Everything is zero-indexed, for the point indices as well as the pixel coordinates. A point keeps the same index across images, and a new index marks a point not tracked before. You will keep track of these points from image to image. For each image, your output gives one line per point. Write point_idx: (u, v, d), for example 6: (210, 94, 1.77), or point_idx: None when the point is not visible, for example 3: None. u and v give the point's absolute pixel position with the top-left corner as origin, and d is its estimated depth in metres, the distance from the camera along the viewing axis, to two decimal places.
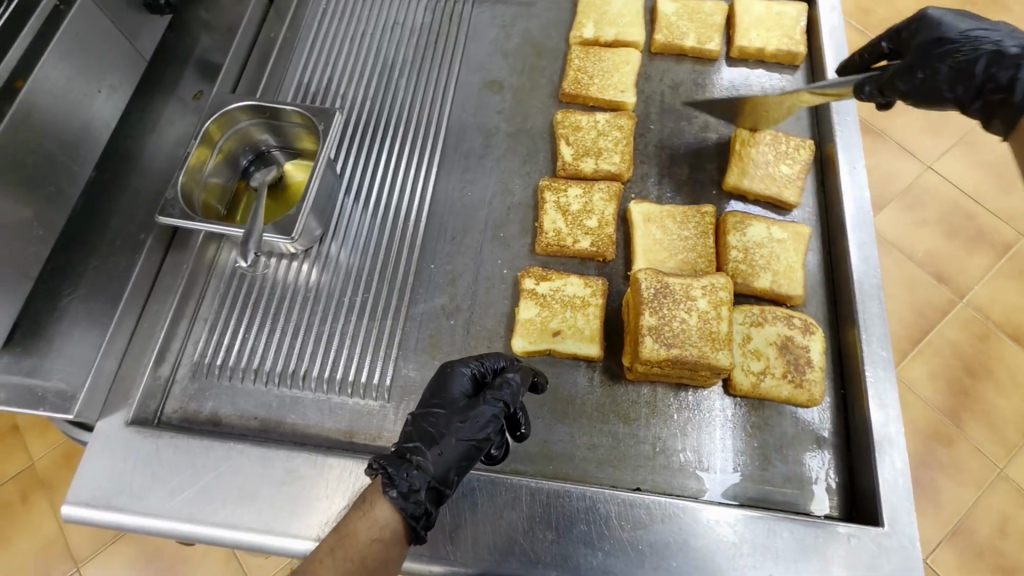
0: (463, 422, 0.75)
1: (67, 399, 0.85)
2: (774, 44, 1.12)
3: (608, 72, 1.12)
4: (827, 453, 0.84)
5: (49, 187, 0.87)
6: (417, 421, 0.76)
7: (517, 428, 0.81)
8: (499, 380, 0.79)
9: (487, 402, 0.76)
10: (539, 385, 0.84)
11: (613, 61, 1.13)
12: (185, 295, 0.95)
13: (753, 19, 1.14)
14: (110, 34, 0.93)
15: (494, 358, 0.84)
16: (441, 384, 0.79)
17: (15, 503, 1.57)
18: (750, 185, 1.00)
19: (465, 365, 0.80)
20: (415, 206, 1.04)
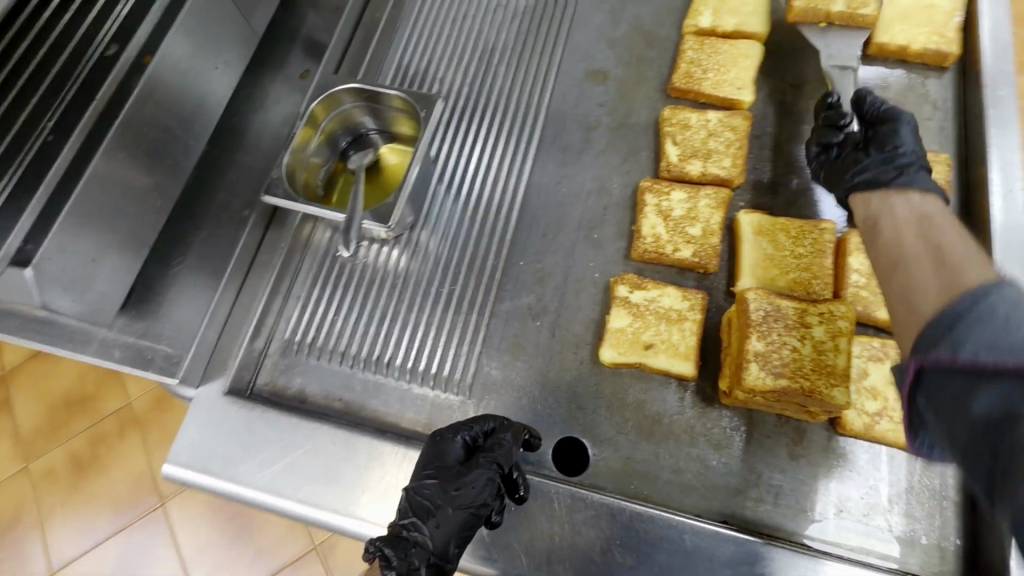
0: (457, 490, 0.73)
1: (174, 363, 0.90)
2: (921, 41, 0.99)
3: (724, 66, 1.03)
4: (948, 512, 0.75)
5: (168, 160, 0.91)
6: (412, 494, 0.74)
7: (515, 489, 0.76)
8: (492, 442, 0.75)
9: (482, 467, 0.73)
10: (534, 442, 0.79)
11: (731, 54, 1.04)
12: (281, 273, 0.98)
13: (899, 11, 1.01)
14: (228, 12, 0.95)
15: (485, 418, 0.79)
16: (434, 453, 0.76)
17: (111, 437, 1.71)
18: None
19: (457, 432, 0.76)
20: (507, 199, 1.01)
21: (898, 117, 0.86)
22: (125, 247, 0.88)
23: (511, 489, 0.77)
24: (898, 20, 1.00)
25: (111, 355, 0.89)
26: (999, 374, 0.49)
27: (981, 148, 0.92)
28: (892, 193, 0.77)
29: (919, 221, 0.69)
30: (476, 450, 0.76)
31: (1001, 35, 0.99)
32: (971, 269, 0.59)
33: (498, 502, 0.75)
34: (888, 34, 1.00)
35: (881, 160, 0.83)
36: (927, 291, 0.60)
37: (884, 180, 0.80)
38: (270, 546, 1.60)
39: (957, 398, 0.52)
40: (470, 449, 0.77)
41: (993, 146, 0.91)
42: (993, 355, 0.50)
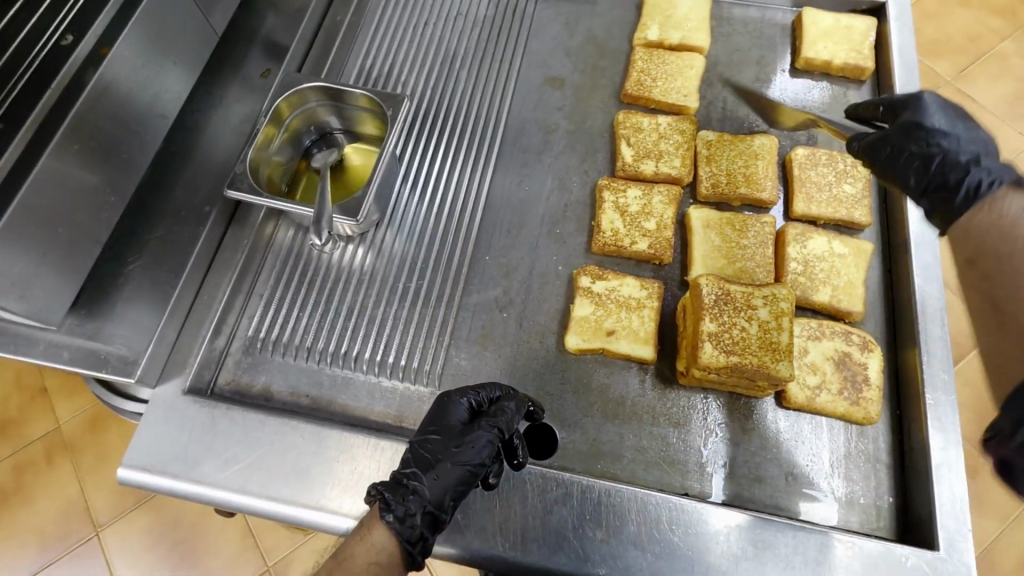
0: (458, 448, 0.74)
1: (130, 363, 0.86)
2: (842, 57, 1.11)
3: (671, 75, 1.11)
4: (881, 472, 0.83)
5: (123, 155, 0.89)
6: (415, 447, 0.76)
7: (514, 455, 0.79)
8: (495, 407, 0.78)
9: (484, 428, 0.75)
10: (537, 413, 0.82)
11: (677, 65, 1.12)
12: (243, 271, 0.97)
13: (821, 31, 1.13)
14: (187, 8, 0.95)
15: (491, 387, 0.82)
16: (439, 412, 0.78)
17: (39, 462, 1.60)
18: (818, 210, 1.00)
19: (463, 394, 0.79)
20: (472, 196, 1.04)
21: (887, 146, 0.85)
22: (76, 243, 0.84)
23: (509, 455, 0.79)
24: (823, 37, 1.12)
25: (60, 356, 0.85)
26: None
27: None
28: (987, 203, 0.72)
29: (1007, 244, 0.67)
30: (479, 415, 0.79)
31: (907, 52, 1.11)
32: None
33: (495, 465, 0.77)
34: (814, 48, 1.12)
35: (941, 176, 0.78)
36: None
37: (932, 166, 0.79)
38: (221, 568, 1.53)
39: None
40: (474, 414, 0.79)
41: None
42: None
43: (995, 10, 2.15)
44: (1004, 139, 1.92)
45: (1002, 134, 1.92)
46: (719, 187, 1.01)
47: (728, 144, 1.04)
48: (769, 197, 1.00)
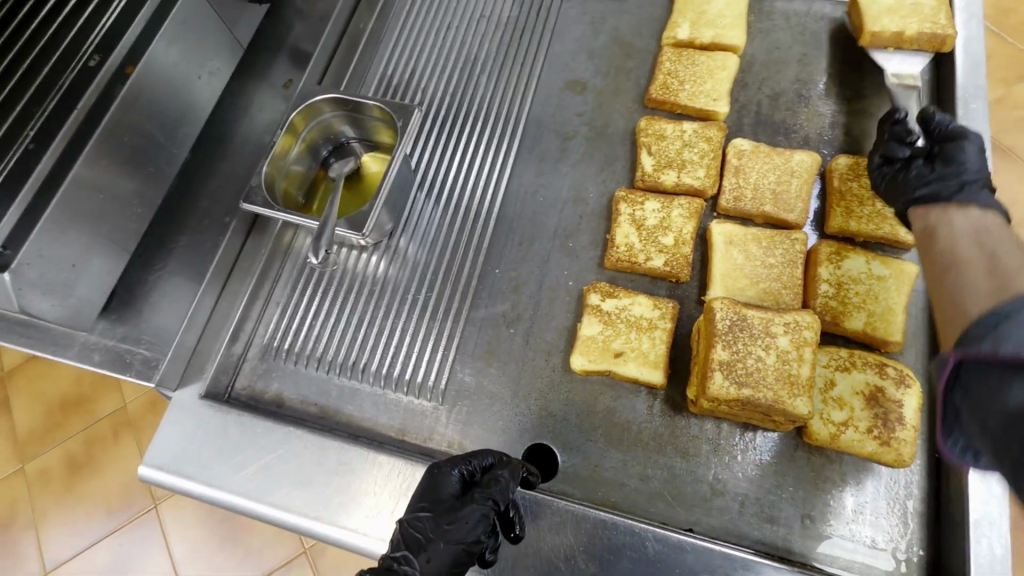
0: (451, 524, 0.71)
1: (151, 366, 0.92)
2: (913, 27, 0.98)
3: (700, 77, 1.05)
4: (912, 522, 0.75)
5: (149, 167, 0.93)
6: (405, 527, 0.71)
7: (511, 527, 0.76)
8: (489, 477, 0.74)
9: (477, 501, 0.71)
10: (533, 479, 0.78)
11: (707, 66, 1.05)
12: (260, 279, 1.00)
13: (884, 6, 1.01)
14: (212, 22, 0.97)
15: (483, 453, 0.78)
16: (429, 485, 0.74)
17: (106, 437, 1.73)
18: (858, 226, 0.91)
19: (454, 465, 0.75)
20: (485, 206, 1.02)
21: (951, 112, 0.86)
22: (107, 253, 0.89)
23: (506, 527, 0.77)
24: (889, 12, 1.01)
25: (90, 358, 0.92)
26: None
27: None
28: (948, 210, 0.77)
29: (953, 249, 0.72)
30: (472, 486, 0.75)
31: (974, 50, 0.99)
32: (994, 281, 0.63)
33: (491, 540, 0.74)
34: (886, 18, 1.00)
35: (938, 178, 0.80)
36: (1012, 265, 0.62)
37: (942, 193, 0.79)
38: (258, 549, 1.61)
39: (995, 381, 0.55)
40: (466, 485, 0.75)
41: None
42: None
43: None
44: None
45: None
46: (743, 202, 0.95)
47: (762, 156, 0.97)
48: (796, 219, 0.93)
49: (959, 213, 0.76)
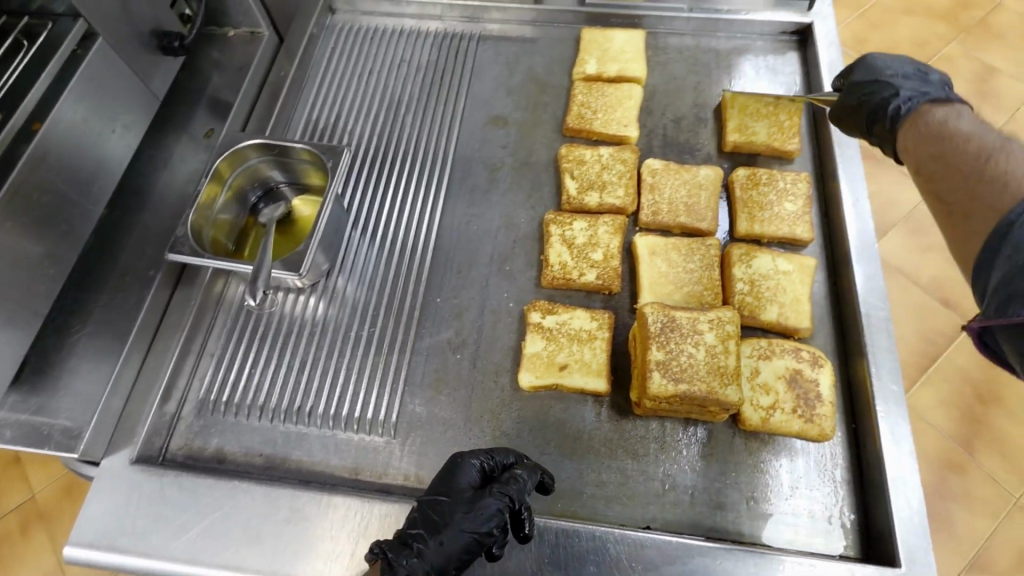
0: (466, 513, 0.73)
1: (73, 436, 0.83)
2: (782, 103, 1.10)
3: (610, 107, 1.14)
4: (840, 490, 0.82)
5: (62, 226, 0.88)
6: (423, 507, 0.75)
7: (521, 528, 0.76)
8: (508, 475, 0.76)
9: (494, 495, 0.74)
10: (550, 485, 0.80)
11: (615, 96, 1.15)
12: (192, 332, 0.95)
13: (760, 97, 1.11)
14: (125, 76, 0.96)
15: (504, 452, 0.82)
16: (450, 475, 0.77)
17: (12, 535, 1.54)
18: (761, 229, 1.01)
19: (475, 456, 0.78)
20: (421, 238, 1.05)
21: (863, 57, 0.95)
22: (17, 319, 0.83)
23: (516, 527, 0.76)
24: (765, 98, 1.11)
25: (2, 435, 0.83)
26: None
27: (831, 166, 1.05)
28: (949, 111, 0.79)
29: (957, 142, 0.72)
30: (490, 480, 0.78)
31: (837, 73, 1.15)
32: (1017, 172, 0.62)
33: (502, 537, 0.74)
34: (759, 125, 1.09)
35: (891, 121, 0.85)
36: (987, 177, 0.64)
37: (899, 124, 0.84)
38: None
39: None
40: (485, 479, 0.78)
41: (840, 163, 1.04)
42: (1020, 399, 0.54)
43: (937, 15, 2.29)
44: None
45: None
46: (660, 215, 1.03)
47: (673, 172, 1.06)
48: (708, 227, 1.02)
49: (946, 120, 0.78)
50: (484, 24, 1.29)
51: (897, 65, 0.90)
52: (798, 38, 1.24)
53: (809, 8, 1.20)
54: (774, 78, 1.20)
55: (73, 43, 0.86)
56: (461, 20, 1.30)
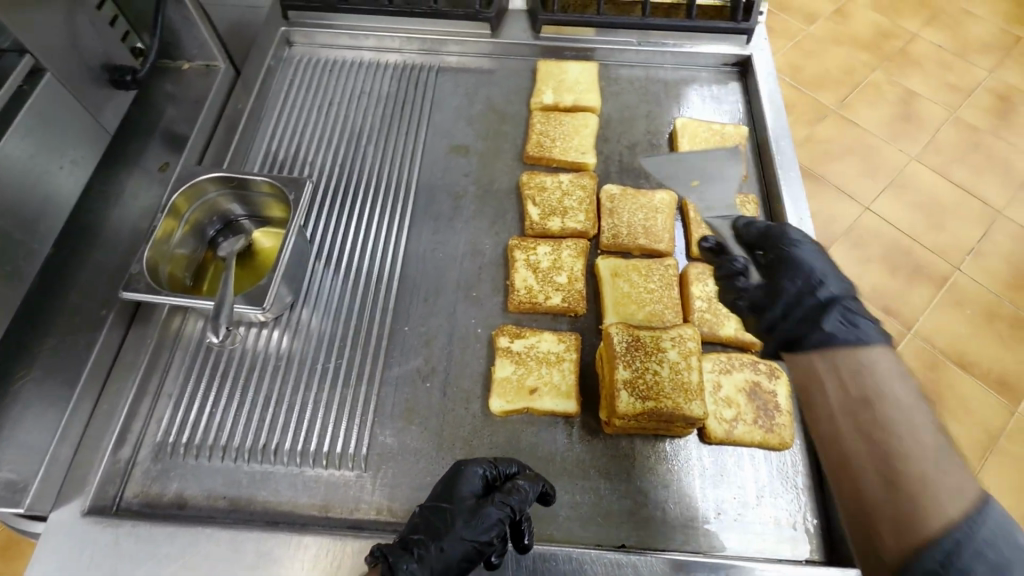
0: (468, 522, 0.74)
1: (18, 490, 0.78)
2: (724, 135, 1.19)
3: (568, 136, 1.18)
4: (803, 497, 0.86)
5: (5, 267, 0.84)
6: (426, 514, 0.76)
7: (521, 537, 0.77)
8: (510, 484, 0.77)
9: (495, 505, 0.75)
10: (549, 497, 0.80)
11: (572, 125, 1.19)
12: (148, 372, 0.92)
13: (705, 128, 1.19)
14: (74, 111, 0.93)
15: (507, 461, 0.82)
16: (453, 481, 0.78)
17: None
18: None
19: (479, 465, 0.79)
20: (387, 267, 1.05)
21: (784, 229, 0.78)
22: None
23: (516, 537, 0.77)
24: (710, 130, 1.19)
25: None
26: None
27: (775, 188, 1.12)
28: (822, 354, 0.67)
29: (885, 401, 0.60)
30: (493, 489, 0.78)
31: (775, 100, 1.23)
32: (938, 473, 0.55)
33: (501, 547, 0.76)
34: (704, 146, 1.17)
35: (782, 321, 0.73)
36: (880, 513, 0.57)
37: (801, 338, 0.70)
38: None
39: None
40: (488, 487, 0.79)
41: (783, 184, 1.11)
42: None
43: (862, 45, 2.48)
44: (886, 156, 2.19)
45: (881, 152, 2.20)
46: (620, 238, 1.07)
47: (630, 197, 1.11)
48: (666, 247, 1.06)
49: (829, 369, 0.66)
50: (443, 56, 1.33)
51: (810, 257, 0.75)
52: (739, 69, 1.32)
53: (747, 41, 1.29)
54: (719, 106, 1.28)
55: (19, 78, 0.84)
56: (420, 52, 1.33)
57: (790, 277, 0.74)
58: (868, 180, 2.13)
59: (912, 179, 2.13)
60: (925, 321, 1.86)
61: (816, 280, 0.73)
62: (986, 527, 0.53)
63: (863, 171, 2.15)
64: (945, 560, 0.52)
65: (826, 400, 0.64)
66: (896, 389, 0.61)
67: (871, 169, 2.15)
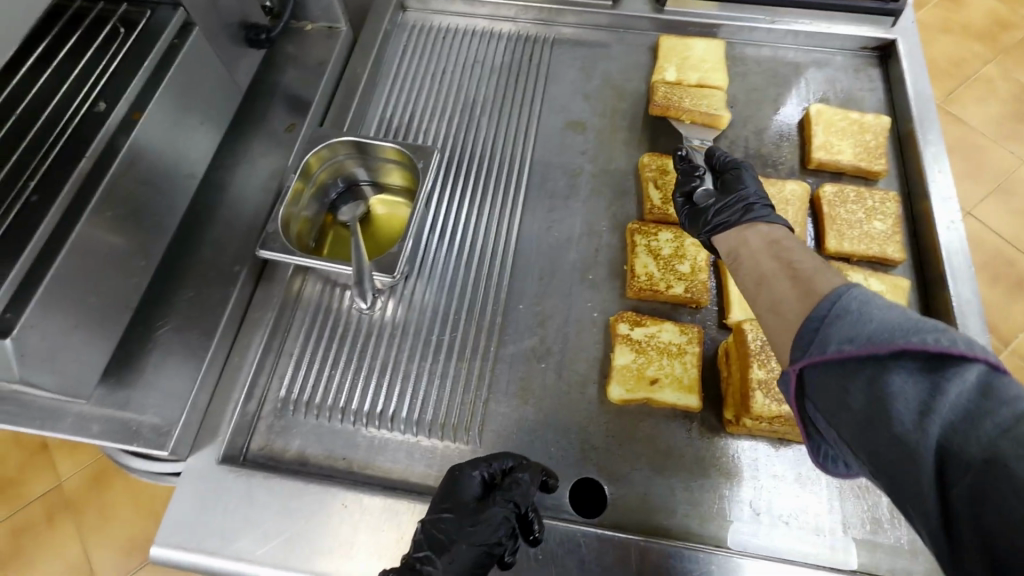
0: (474, 526, 0.73)
1: (162, 433, 0.82)
2: (868, 125, 1.10)
3: (701, 95, 1.13)
4: None
5: (152, 218, 0.86)
6: (427, 527, 0.74)
7: (530, 530, 0.75)
8: (509, 480, 0.75)
9: (498, 503, 0.73)
10: (551, 483, 0.79)
11: (704, 88, 1.15)
12: (273, 330, 0.94)
13: (845, 117, 1.10)
14: (215, 67, 0.94)
15: (503, 457, 0.80)
16: (451, 488, 0.76)
17: (40, 524, 1.51)
18: (851, 247, 0.99)
19: (474, 467, 0.77)
20: (502, 243, 1.03)
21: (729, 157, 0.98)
22: (110, 310, 0.82)
23: (526, 531, 0.77)
24: (851, 119, 1.10)
25: (89, 430, 0.81)
26: (874, 341, 0.50)
27: (921, 187, 1.04)
28: (747, 230, 0.81)
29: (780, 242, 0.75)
30: (492, 489, 0.77)
31: (922, 89, 1.13)
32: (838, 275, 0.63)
33: (512, 542, 0.74)
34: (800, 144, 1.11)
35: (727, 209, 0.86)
36: (784, 300, 0.64)
37: (733, 221, 0.84)
38: None
39: (838, 391, 0.52)
40: (487, 487, 0.77)
41: (931, 183, 1.03)
42: (857, 346, 0.51)
43: (977, 34, 2.27)
44: (999, 156, 2.01)
45: (992, 153, 2.02)
46: None
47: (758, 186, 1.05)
48: None
49: (753, 239, 0.79)
50: (558, 27, 1.28)
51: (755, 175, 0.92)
52: (878, 54, 1.22)
53: (893, 24, 1.19)
54: (855, 93, 1.18)
55: (172, 33, 0.85)
56: (535, 22, 1.28)
57: (735, 182, 0.91)
58: (975, 182, 1.97)
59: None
60: None
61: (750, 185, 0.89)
62: (855, 290, 0.56)
63: (969, 170, 2.00)
64: (826, 311, 0.56)
65: (751, 252, 0.76)
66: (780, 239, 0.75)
67: (979, 170, 1.99)
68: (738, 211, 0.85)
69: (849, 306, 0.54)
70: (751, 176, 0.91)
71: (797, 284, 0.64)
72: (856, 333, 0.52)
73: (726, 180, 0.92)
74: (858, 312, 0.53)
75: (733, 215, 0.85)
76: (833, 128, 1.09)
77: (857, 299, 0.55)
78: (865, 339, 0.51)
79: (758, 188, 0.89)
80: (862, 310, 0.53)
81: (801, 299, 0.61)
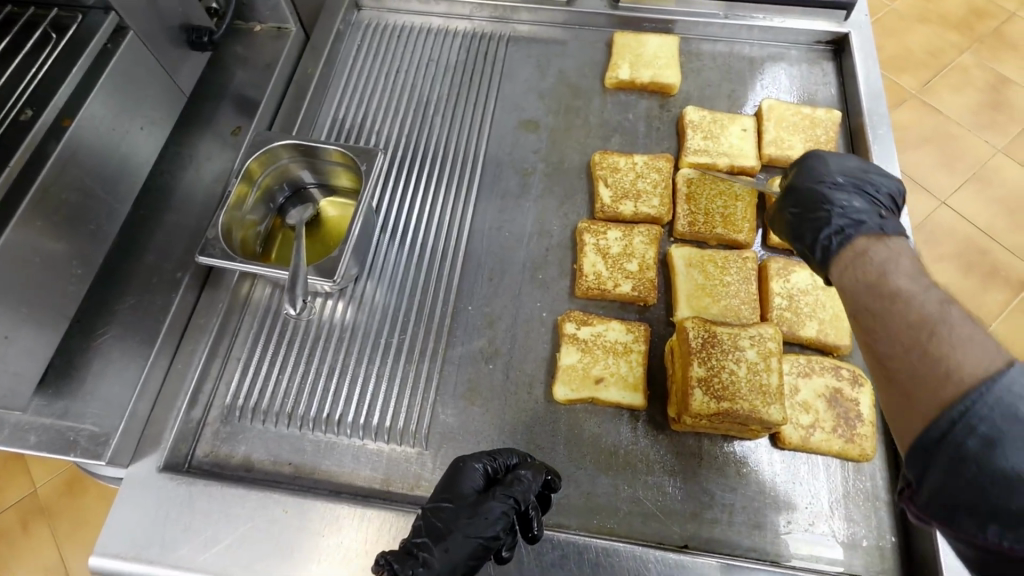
0: (470, 519, 0.71)
1: (101, 443, 0.81)
2: (818, 118, 1.10)
3: (660, 66, 1.17)
4: (881, 511, 0.83)
5: (89, 226, 0.85)
6: (427, 515, 0.73)
7: (528, 529, 0.74)
8: (511, 477, 0.75)
9: (498, 498, 0.72)
10: (554, 482, 0.79)
11: (665, 61, 1.18)
12: (219, 335, 0.93)
13: (794, 112, 1.11)
14: (153, 72, 0.92)
15: (507, 453, 0.80)
16: (452, 478, 0.75)
17: (14, 532, 1.50)
18: None
19: (478, 459, 0.76)
20: (452, 243, 1.03)
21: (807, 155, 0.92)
22: (43, 320, 0.81)
23: (525, 528, 0.75)
24: (800, 113, 1.11)
25: (27, 440, 0.81)
26: (1000, 522, 0.48)
27: None
28: (853, 257, 0.72)
29: (880, 288, 0.64)
30: (495, 483, 0.76)
31: (874, 83, 1.14)
32: (957, 349, 0.54)
33: (509, 538, 0.73)
34: (727, 138, 1.10)
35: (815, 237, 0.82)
36: (892, 410, 0.59)
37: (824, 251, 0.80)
38: None
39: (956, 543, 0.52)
40: (490, 481, 0.76)
41: None
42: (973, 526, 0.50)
43: (950, 24, 2.27)
44: (972, 145, 2.02)
45: (963, 143, 2.03)
46: (697, 226, 1.03)
47: (708, 183, 1.06)
48: (745, 238, 1.01)
49: (849, 270, 0.72)
50: (514, 25, 1.27)
51: (826, 176, 0.87)
52: (833, 48, 1.22)
53: (846, 18, 1.19)
54: (809, 88, 1.19)
55: (105, 37, 0.83)
56: (491, 20, 1.27)
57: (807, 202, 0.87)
58: (948, 172, 1.98)
59: (998, 171, 1.97)
60: (999, 325, 1.74)
61: (817, 193, 0.85)
62: (990, 394, 0.51)
63: (943, 161, 2.00)
64: (941, 440, 0.52)
65: (850, 302, 0.68)
66: (885, 287, 0.63)
67: (952, 160, 2.00)
68: (831, 232, 0.80)
69: (965, 455, 0.51)
70: (835, 180, 0.86)
71: (887, 384, 0.59)
72: (978, 503, 0.50)
73: (794, 197, 0.89)
74: (982, 466, 0.50)
75: (822, 242, 0.80)
76: (780, 124, 1.11)
77: (980, 439, 0.50)
78: (991, 514, 0.49)
79: (841, 196, 0.83)
80: (982, 463, 0.50)
81: (903, 413, 0.57)
